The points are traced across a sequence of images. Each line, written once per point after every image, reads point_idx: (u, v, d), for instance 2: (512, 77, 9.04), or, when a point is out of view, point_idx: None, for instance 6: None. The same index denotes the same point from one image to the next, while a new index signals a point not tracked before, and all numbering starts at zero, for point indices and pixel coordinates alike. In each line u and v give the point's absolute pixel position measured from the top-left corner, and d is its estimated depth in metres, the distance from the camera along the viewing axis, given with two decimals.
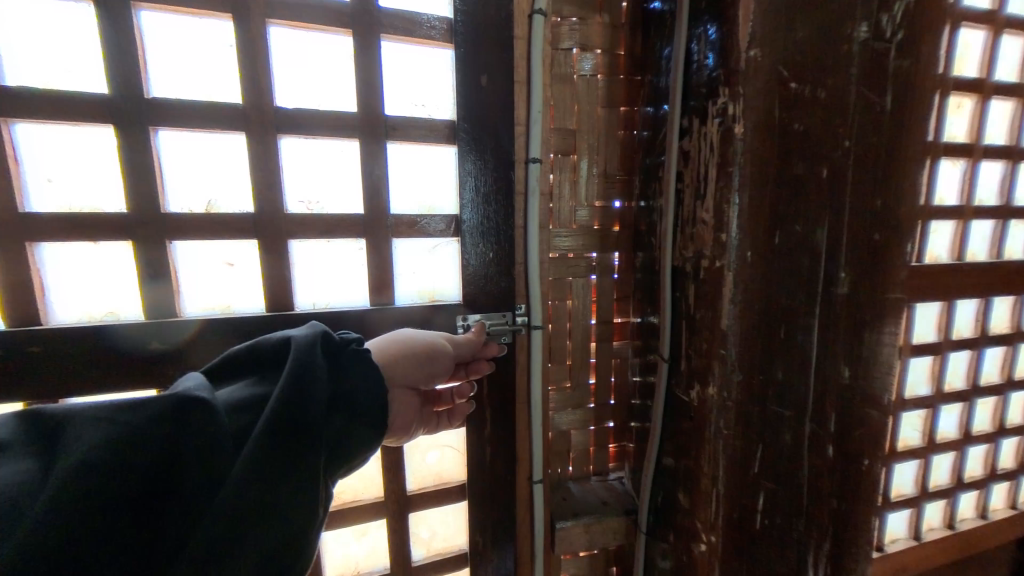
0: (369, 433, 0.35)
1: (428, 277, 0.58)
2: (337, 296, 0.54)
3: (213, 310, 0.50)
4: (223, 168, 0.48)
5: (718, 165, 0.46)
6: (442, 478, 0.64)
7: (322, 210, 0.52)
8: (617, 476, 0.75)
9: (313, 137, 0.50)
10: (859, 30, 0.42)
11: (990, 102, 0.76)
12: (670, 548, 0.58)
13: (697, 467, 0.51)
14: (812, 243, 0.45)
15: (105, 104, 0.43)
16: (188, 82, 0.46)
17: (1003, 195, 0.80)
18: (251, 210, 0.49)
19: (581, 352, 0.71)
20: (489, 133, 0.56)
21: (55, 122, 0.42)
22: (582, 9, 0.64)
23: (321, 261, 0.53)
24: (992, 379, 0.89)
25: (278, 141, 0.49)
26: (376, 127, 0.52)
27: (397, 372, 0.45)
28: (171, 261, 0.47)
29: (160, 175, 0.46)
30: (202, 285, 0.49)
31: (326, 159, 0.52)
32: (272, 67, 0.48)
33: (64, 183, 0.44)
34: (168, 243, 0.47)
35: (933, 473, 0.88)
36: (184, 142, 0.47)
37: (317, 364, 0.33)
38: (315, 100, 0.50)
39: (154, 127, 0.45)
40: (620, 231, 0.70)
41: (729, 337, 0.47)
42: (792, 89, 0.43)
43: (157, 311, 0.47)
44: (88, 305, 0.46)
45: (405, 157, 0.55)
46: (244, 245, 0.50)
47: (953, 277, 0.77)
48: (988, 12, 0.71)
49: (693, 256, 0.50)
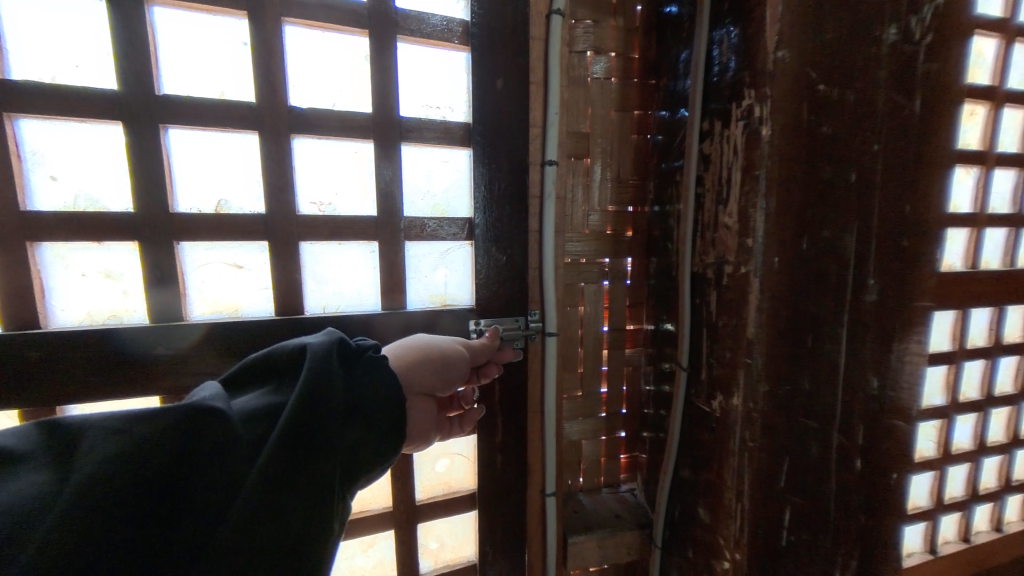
0: (388, 442, 0.34)
1: (440, 281, 0.56)
2: (347, 300, 0.53)
3: (221, 314, 0.48)
4: (233, 168, 0.47)
5: (742, 170, 0.45)
6: (451, 486, 0.62)
7: (334, 211, 0.51)
8: (628, 488, 0.73)
9: (325, 138, 0.49)
10: (888, 32, 0.41)
11: (1002, 110, 0.76)
12: (688, 562, 0.56)
13: (719, 481, 0.49)
14: (840, 247, 0.44)
15: (114, 101, 0.41)
16: (200, 80, 0.45)
17: (1015, 203, 0.80)
18: (262, 211, 0.48)
19: (593, 359, 0.70)
20: (504, 134, 0.55)
21: (62, 118, 0.41)
22: (597, 13, 0.64)
23: (332, 262, 0.51)
24: (1005, 389, 0.88)
25: (291, 141, 0.48)
26: (390, 127, 0.50)
27: (411, 378, 0.43)
28: (178, 262, 0.45)
29: (169, 175, 0.44)
30: (209, 287, 0.47)
31: (338, 160, 0.50)
32: (287, 67, 0.47)
33: (69, 181, 0.42)
34: (174, 244, 0.45)
35: (948, 485, 0.87)
36: (193, 141, 0.45)
37: (334, 370, 0.31)
38: (329, 100, 0.49)
39: (164, 125, 0.43)
40: (633, 236, 0.69)
41: (755, 346, 0.45)
42: (820, 91, 0.42)
43: (163, 315, 0.45)
44: (89, 307, 0.44)
45: (418, 158, 0.54)
46: (254, 248, 0.48)
47: (967, 285, 0.76)
48: (1001, 20, 0.71)
49: (714, 262, 0.49)
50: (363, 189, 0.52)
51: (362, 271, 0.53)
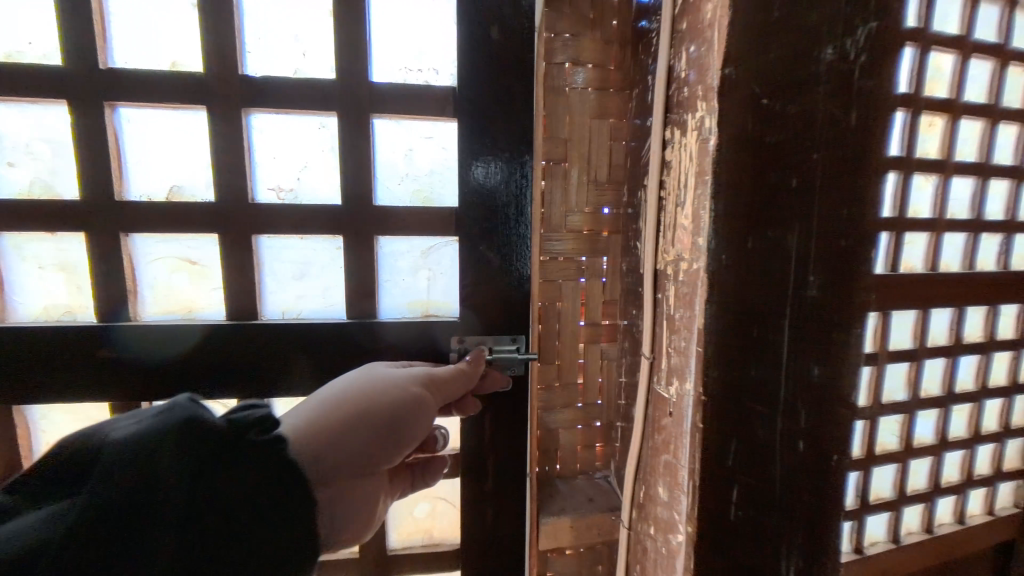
0: (251, 510, 0.35)
1: (417, 292, 0.63)
2: (312, 308, 0.61)
3: (174, 315, 0.59)
4: (175, 154, 0.57)
5: (696, 174, 0.50)
6: (433, 534, 0.71)
7: (292, 198, 0.59)
8: (603, 475, 0.77)
9: (290, 111, 0.57)
10: (826, 52, 0.45)
11: (961, 121, 0.81)
12: (651, 541, 0.60)
13: (676, 460, 0.54)
14: (784, 248, 0.47)
15: (67, 77, 0.52)
16: (152, 52, 0.55)
17: (975, 209, 0.84)
18: (210, 198, 0.57)
19: (571, 352, 0.74)
20: (488, 123, 0.59)
21: (19, 102, 0.53)
22: (575, 26, 0.68)
23: (295, 259, 0.60)
24: (967, 386, 0.92)
25: (249, 117, 0.56)
26: (369, 118, 0.58)
27: (351, 431, 0.44)
28: (130, 253, 0.57)
29: (121, 164, 0.56)
30: (161, 292, 0.59)
31: (301, 137, 0.58)
32: (243, 38, 0.56)
33: (22, 163, 0.55)
34: (126, 238, 0.56)
35: (912, 478, 0.91)
36: (144, 131, 0.56)
37: (160, 457, 0.32)
38: (294, 70, 0.57)
39: (111, 104, 0.54)
40: (610, 236, 0.73)
41: (706, 335, 0.49)
42: (763, 105, 0.45)
43: (108, 316, 0.57)
44: (44, 304, 0.58)
45: (392, 132, 0.60)
46: (203, 243, 0.58)
47: (926, 285, 0.81)
48: (957, 38, 0.76)
49: (674, 260, 0.54)
50: (353, 191, 0.58)
51: (325, 265, 0.61)
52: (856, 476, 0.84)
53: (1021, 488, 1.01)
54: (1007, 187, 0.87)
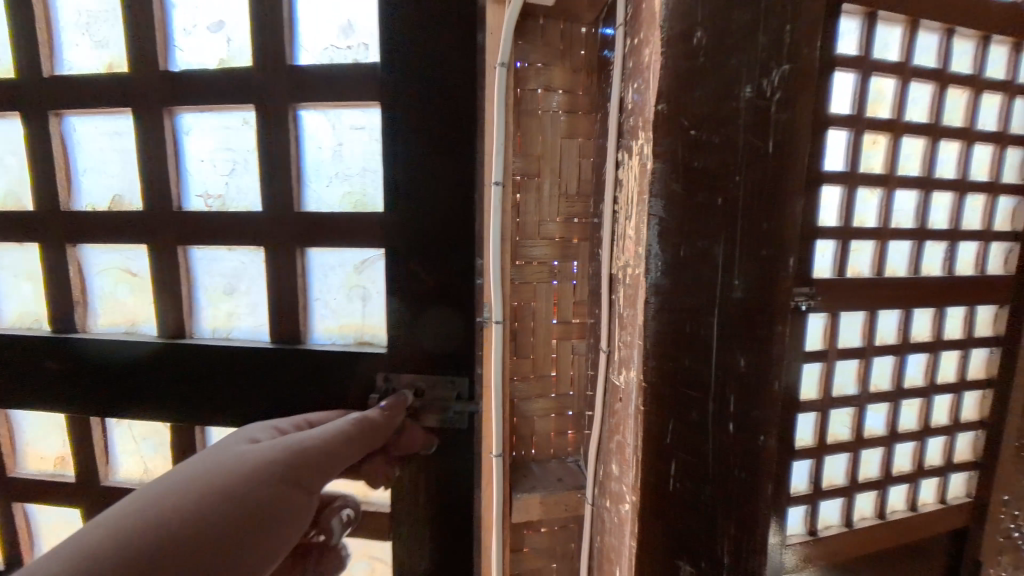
0: None
1: (347, 314, 0.62)
2: (238, 328, 0.63)
3: (119, 327, 0.65)
4: (115, 163, 0.62)
5: (637, 193, 0.60)
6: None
7: (218, 203, 0.61)
8: (575, 459, 0.85)
9: (212, 108, 0.58)
10: (745, 91, 0.53)
11: (903, 139, 0.88)
12: (606, 509, 0.70)
13: (623, 437, 0.64)
14: (711, 256, 0.56)
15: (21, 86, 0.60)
16: (89, 55, 0.60)
17: (918, 219, 0.92)
18: (138, 205, 0.61)
19: (543, 348, 0.82)
20: (412, 107, 0.52)
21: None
22: (547, 57, 0.77)
23: (220, 265, 0.62)
24: (915, 382, 1.00)
25: (175, 117, 0.59)
26: (291, 109, 0.57)
27: (169, 565, 0.33)
28: (77, 261, 0.64)
29: (76, 179, 0.63)
30: (110, 305, 0.65)
31: (231, 135, 0.59)
32: (172, 37, 0.58)
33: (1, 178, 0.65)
34: (75, 247, 0.64)
35: (863, 467, 0.98)
36: (90, 141, 0.62)
37: None
38: (219, 60, 0.58)
39: (62, 115, 0.62)
40: (580, 243, 0.82)
41: (646, 326, 0.59)
42: (692, 134, 0.55)
43: (66, 323, 0.65)
44: (18, 315, 0.67)
45: (317, 122, 0.58)
46: (137, 253, 0.63)
47: (870, 289, 0.89)
48: (897, 64, 0.84)
49: (623, 265, 0.63)
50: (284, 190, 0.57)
51: (251, 278, 0.62)
52: (808, 463, 0.92)
53: (972, 480, 1.08)
54: (950, 199, 0.94)
